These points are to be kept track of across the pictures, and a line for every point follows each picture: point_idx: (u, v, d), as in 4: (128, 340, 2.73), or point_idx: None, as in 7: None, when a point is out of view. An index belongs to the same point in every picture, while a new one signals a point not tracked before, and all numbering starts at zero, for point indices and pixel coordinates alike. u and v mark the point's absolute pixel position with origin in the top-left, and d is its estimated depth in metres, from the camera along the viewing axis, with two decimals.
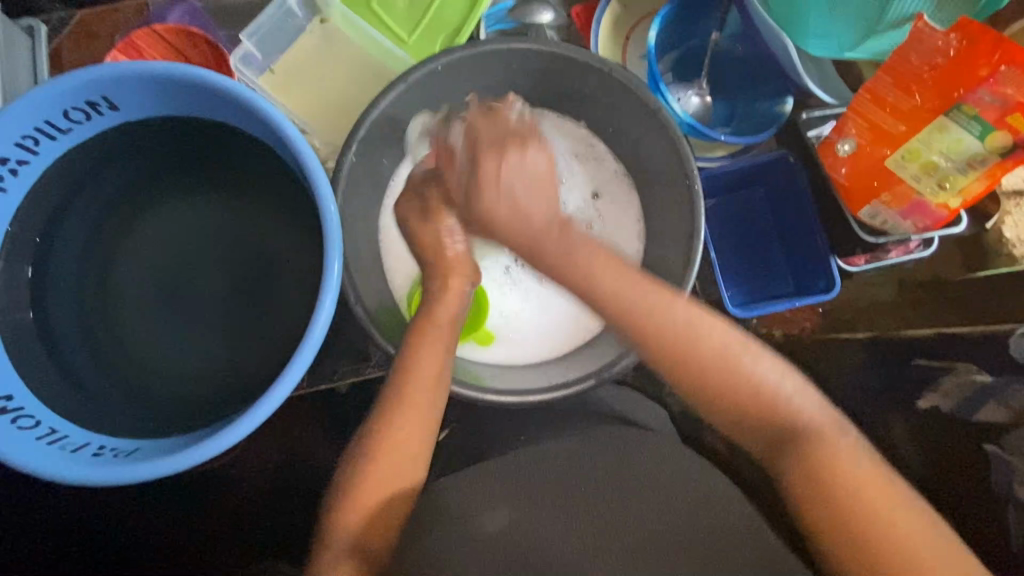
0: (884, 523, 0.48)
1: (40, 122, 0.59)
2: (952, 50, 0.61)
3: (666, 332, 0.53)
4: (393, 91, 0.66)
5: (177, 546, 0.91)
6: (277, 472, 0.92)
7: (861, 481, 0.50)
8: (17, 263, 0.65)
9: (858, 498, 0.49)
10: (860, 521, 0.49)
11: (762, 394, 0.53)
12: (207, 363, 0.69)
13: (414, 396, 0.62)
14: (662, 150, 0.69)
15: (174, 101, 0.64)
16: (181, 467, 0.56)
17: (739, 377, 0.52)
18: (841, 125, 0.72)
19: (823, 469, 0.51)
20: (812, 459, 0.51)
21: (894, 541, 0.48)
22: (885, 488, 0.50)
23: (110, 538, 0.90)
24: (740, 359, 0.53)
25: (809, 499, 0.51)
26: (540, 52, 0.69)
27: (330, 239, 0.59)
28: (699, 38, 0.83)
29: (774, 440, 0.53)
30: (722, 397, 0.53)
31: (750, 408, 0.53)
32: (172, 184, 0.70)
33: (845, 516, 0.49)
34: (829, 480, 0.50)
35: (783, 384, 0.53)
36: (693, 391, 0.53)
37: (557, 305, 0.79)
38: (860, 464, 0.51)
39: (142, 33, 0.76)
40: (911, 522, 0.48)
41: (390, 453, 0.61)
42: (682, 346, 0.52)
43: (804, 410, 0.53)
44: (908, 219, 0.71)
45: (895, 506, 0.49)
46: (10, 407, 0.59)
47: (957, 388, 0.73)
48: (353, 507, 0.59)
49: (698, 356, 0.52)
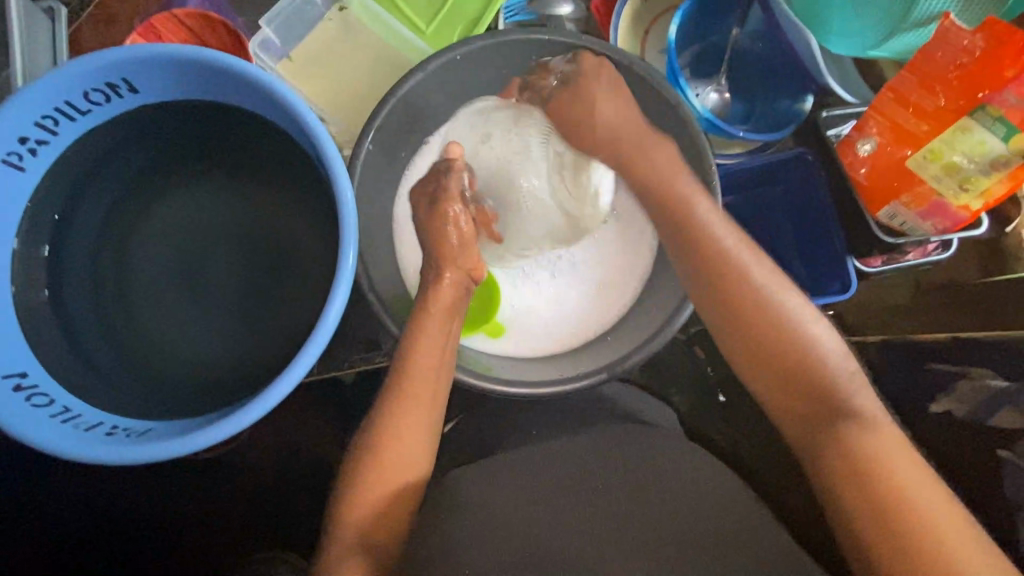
0: (894, 471, 0.53)
1: (61, 102, 0.60)
2: (977, 49, 0.60)
3: (721, 271, 0.64)
4: (412, 79, 0.66)
5: (181, 529, 0.92)
6: (284, 457, 0.93)
7: (876, 432, 0.56)
8: (34, 242, 0.65)
9: (867, 443, 0.55)
10: (875, 467, 0.54)
11: (815, 357, 0.60)
12: (220, 347, 0.69)
13: (417, 386, 0.63)
14: (681, 141, 0.69)
15: (193, 85, 0.64)
16: (191, 450, 0.57)
17: (782, 327, 0.61)
18: (862, 124, 0.71)
19: (855, 439, 0.56)
20: (846, 430, 0.56)
21: (905, 491, 0.52)
22: (910, 469, 0.53)
23: (116, 519, 0.91)
24: (786, 313, 0.62)
25: (837, 464, 0.55)
26: (558, 43, 0.68)
27: (347, 226, 0.59)
28: (720, 33, 0.82)
29: (807, 393, 0.60)
30: (763, 340, 0.62)
31: (801, 366, 0.60)
32: (191, 168, 0.71)
33: (855, 457, 0.55)
34: (863, 455, 0.55)
35: (822, 339, 0.61)
36: (734, 330, 0.63)
37: (568, 300, 0.78)
38: (880, 428, 0.56)
39: (162, 17, 0.76)
40: (920, 479, 0.53)
41: (391, 445, 0.61)
42: (735, 284, 0.63)
43: (836, 366, 0.60)
44: (928, 221, 0.71)
45: (907, 463, 0.54)
46: (25, 385, 0.60)
47: (972, 392, 0.73)
48: (360, 500, 0.59)
49: (748, 300, 0.63)
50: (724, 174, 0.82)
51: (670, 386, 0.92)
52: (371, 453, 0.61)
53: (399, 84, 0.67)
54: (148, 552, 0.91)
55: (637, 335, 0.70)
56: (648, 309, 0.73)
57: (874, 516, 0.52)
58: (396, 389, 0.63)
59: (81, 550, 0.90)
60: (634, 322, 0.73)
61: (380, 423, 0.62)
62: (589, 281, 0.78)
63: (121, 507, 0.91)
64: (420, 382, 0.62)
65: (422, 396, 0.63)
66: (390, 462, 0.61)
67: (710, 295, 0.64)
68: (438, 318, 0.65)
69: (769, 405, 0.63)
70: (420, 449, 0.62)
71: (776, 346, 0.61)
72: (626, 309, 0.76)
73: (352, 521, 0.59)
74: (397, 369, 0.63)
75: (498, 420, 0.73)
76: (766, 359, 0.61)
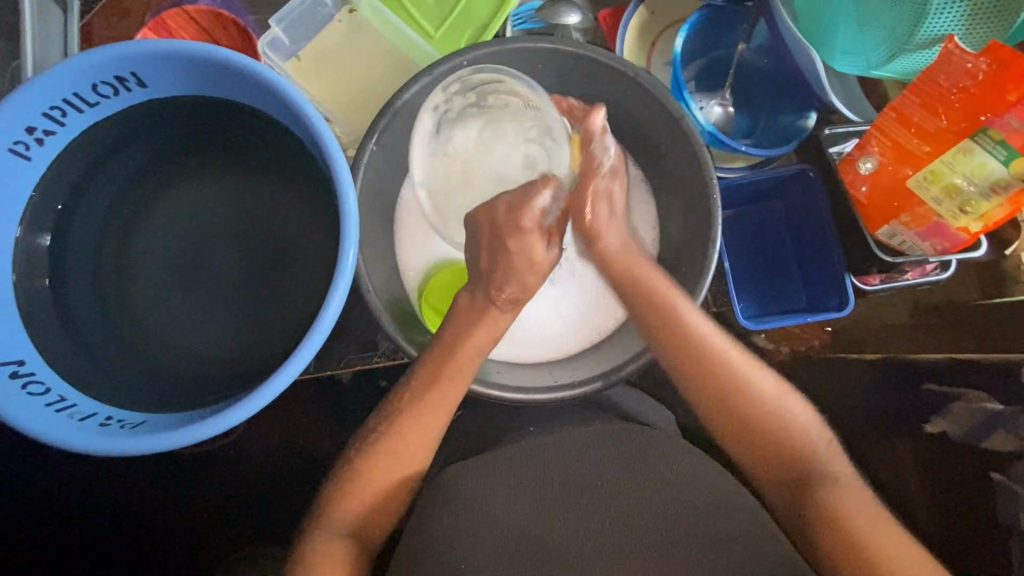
0: (876, 533, 0.52)
1: (70, 94, 0.60)
2: (981, 72, 0.60)
3: (705, 360, 0.64)
4: (412, 88, 0.67)
5: (170, 521, 0.92)
6: (277, 451, 0.93)
7: (852, 497, 0.55)
8: (38, 230, 0.65)
9: (847, 505, 0.55)
10: (853, 531, 0.53)
11: (789, 427, 0.61)
12: (217, 341, 0.69)
13: (444, 384, 0.63)
14: (682, 156, 0.69)
15: (201, 82, 0.65)
16: (183, 444, 0.57)
17: (758, 405, 0.62)
18: (864, 143, 0.71)
19: (833, 503, 0.55)
20: (826, 495, 0.56)
21: (888, 556, 0.50)
22: (889, 532, 0.52)
23: (104, 511, 0.91)
24: (761, 394, 0.63)
25: (820, 529, 0.55)
26: (562, 52, 0.69)
27: (348, 226, 0.59)
28: (726, 48, 0.83)
29: (787, 465, 0.60)
30: (743, 421, 0.62)
31: (777, 435, 0.61)
32: (196, 163, 0.71)
33: (839, 517, 0.54)
34: (843, 518, 0.54)
35: (799, 418, 0.62)
36: (717, 409, 0.63)
37: (565, 308, 0.77)
38: (856, 494, 0.56)
39: (174, 13, 0.77)
40: (900, 543, 0.52)
41: (408, 434, 0.62)
42: (716, 372, 0.63)
43: (810, 436, 0.61)
44: (926, 241, 0.70)
45: (886, 527, 0.53)
46: (21, 373, 0.60)
47: (966, 414, 0.73)
48: (346, 501, 0.59)
49: (729, 381, 0.63)
50: (726, 187, 0.82)
51: (669, 395, 0.91)
52: (366, 451, 0.61)
53: (401, 91, 0.67)
54: (137, 543, 0.91)
55: (632, 344, 0.70)
56: None
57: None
58: (423, 382, 0.63)
59: (69, 540, 0.89)
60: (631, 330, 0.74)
61: (395, 414, 0.63)
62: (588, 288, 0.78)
63: (111, 498, 0.91)
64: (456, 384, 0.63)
65: (449, 392, 0.63)
66: (380, 465, 0.60)
67: (678, 360, 0.65)
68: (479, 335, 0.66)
69: (756, 479, 0.62)
70: (428, 442, 0.62)
71: (759, 424, 0.62)
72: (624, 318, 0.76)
73: (352, 507, 0.59)
74: (430, 368, 0.64)
75: (492, 424, 0.73)
76: (745, 431, 0.62)
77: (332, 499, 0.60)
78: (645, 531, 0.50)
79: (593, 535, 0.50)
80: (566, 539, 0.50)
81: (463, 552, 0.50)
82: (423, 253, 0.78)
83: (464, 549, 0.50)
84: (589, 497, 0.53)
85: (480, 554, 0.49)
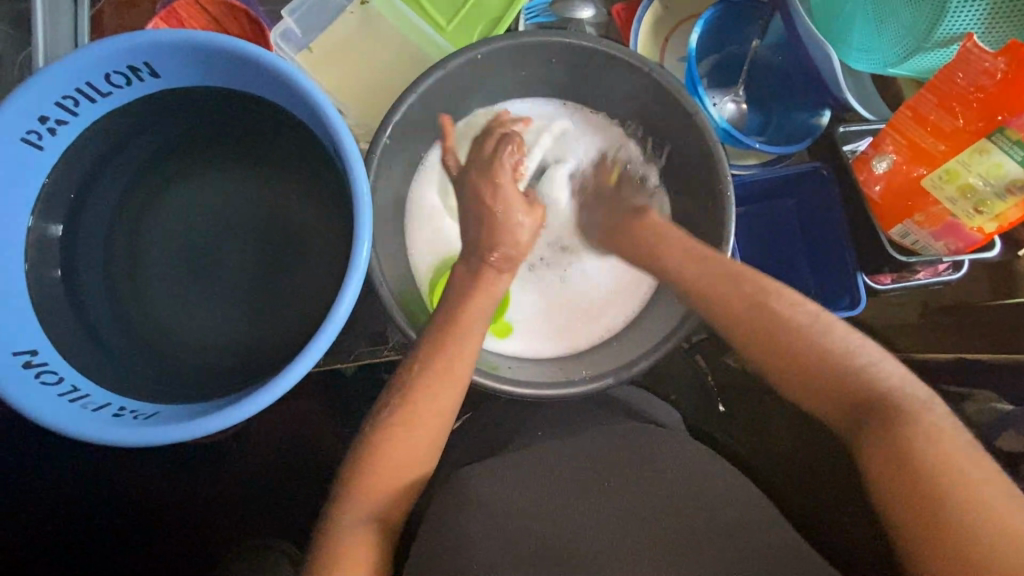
0: (944, 472, 0.48)
1: (82, 83, 0.60)
2: (999, 72, 0.60)
3: (738, 299, 0.62)
4: (462, 57, 0.66)
5: (176, 510, 0.92)
6: (284, 442, 0.93)
7: (914, 433, 0.51)
8: (50, 220, 0.65)
9: (914, 441, 0.50)
10: (919, 471, 0.49)
11: (840, 355, 0.57)
12: (230, 335, 0.69)
13: (451, 352, 0.62)
14: (695, 152, 0.69)
15: (211, 70, 0.64)
16: (196, 435, 0.57)
17: (812, 343, 0.58)
18: (879, 141, 0.71)
19: (899, 439, 0.51)
20: (892, 431, 0.52)
21: (959, 496, 0.47)
22: (959, 466, 0.48)
23: (109, 499, 0.90)
24: (803, 320, 0.60)
25: (882, 474, 0.51)
26: (578, 47, 0.69)
27: (362, 221, 0.59)
28: (741, 44, 0.83)
29: (844, 395, 0.56)
30: (796, 361, 0.58)
31: (825, 364, 0.57)
32: (209, 153, 0.71)
33: (905, 456, 0.50)
34: (910, 457, 0.50)
35: (847, 343, 0.58)
36: (759, 349, 0.61)
37: (578, 305, 0.79)
38: (928, 427, 0.51)
39: (185, 3, 0.76)
40: (970, 477, 0.48)
41: (424, 410, 0.60)
42: (760, 308, 0.61)
43: (863, 360, 0.57)
44: (939, 241, 0.71)
45: (959, 464, 0.48)
46: (35, 363, 0.60)
47: (977, 412, 0.74)
48: (361, 492, 0.58)
49: (773, 319, 0.60)
50: (739, 184, 0.81)
51: (672, 391, 0.91)
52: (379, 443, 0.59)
53: (450, 57, 0.67)
54: (142, 533, 0.91)
55: (648, 339, 0.70)
56: (659, 313, 0.73)
57: (921, 529, 0.47)
58: (434, 360, 0.61)
59: (73, 528, 0.89)
60: (645, 326, 0.73)
61: (411, 390, 0.61)
62: (603, 283, 0.79)
63: (115, 486, 0.90)
64: (461, 349, 0.62)
65: (456, 359, 0.62)
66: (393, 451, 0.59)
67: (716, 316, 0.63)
68: (480, 294, 0.66)
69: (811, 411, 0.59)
70: (438, 425, 0.61)
71: (817, 362, 0.57)
72: (637, 313, 0.77)
73: (365, 497, 0.57)
74: (427, 343, 0.62)
75: (502, 421, 0.71)
76: (788, 364, 0.59)
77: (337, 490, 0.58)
78: (658, 530, 0.50)
79: (606, 536, 0.50)
80: (579, 535, 0.50)
81: (475, 554, 0.49)
82: (434, 245, 0.79)
83: (475, 547, 0.50)
84: (599, 494, 0.53)
85: (490, 551, 0.49)
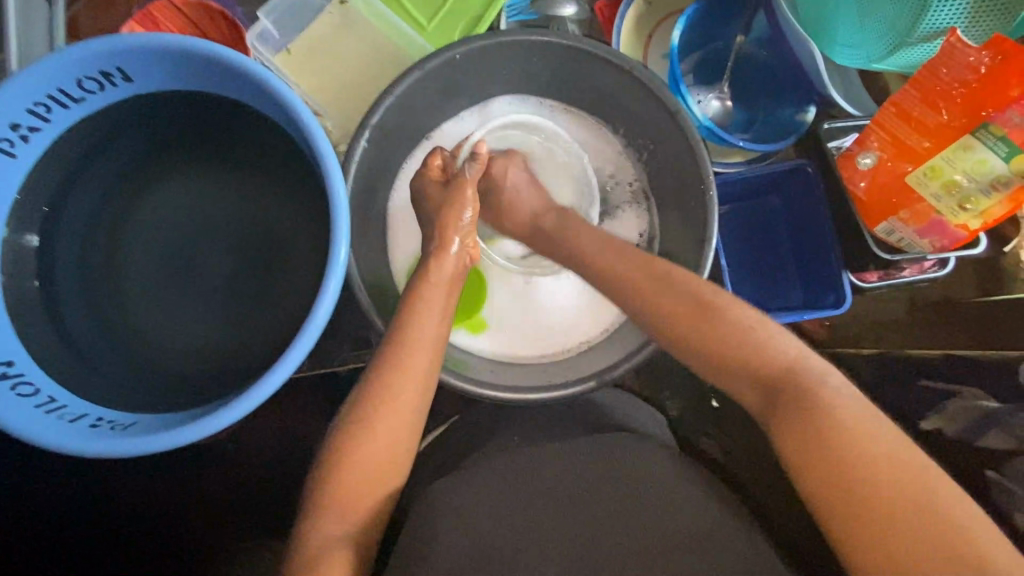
0: (898, 485, 0.42)
1: (54, 89, 0.59)
2: (983, 66, 0.58)
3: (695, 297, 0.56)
4: (439, 58, 0.65)
5: (149, 524, 0.86)
6: (265, 448, 0.89)
7: (867, 438, 0.45)
8: (24, 230, 0.64)
9: (866, 451, 0.44)
10: (875, 491, 0.43)
11: (776, 362, 0.51)
12: (212, 343, 0.69)
13: (411, 359, 0.59)
14: (677, 149, 0.68)
15: (183, 74, 0.63)
16: (174, 445, 0.56)
17: (750, 337, 0.53)
18: (863, 139, 0.70)
19: (848, 453, 0.45)
20: (840, 438, 0.45)
21: (918, 515, 0.41)
22: (912, 475, 0.43)
23: (76, 516, 0.85)
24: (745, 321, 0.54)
25: (833, 494, 0.44)
26: (558, 46, 0.68)
27: (338, 226, 0.58)
28: (724, 40, 0.82)
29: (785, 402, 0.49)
30: (742, 364, 0.52)
31: (763, 372, 0.51)
32: (189, 160, 0.70)
33: (859, 472, 0.44)
34: (862, 469, 0.44)
35: (784, 348, 0.52)
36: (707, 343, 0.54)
37: (553, 314, 0.79)
38: (869, 431, 0.45)
39: (160, 5, 0.75)
40: (925, 491, 0.42)
41: (385, 412, 0.57)
42: (707, 305, 0.55)
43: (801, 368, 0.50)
44: (925, 238, 0.70)
45: (908, 475, 0.43)
46: (11, 373, 0.59)
47: (961, 411, 0.71)
48: (328, 507, 0.54)
49: (719, 317, 0.54)
50: (724, 183, 0.81)
51: (662, 391, 0.90)
52: (342, 452, 0.56)
53: (430, 56, 0.66)
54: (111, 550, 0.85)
55: (629, 343, 0.69)
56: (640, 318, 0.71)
57: (867, 551, 0.42)
58: (406, 354, 0.59)
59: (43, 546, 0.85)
60: (629, 326, 0.73)
61: (373, 389, 0.58)
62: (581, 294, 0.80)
63: (84, 500, 0.85)
64: (418, 337, 0.60)
65: (419, 352, 0.60)
66: (356, 461, 0.55)
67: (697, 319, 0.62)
68: (441, 285, 0.65)
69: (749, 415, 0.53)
70: (397, 432, 0.57)
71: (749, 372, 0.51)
72: (612, 328, 0.77)
73: (338, 507, 0.54)
74: (389, 336, 0.61)
75: (487, 425, 0.71)
76: (736, 367, 0.53)
77: (310, 498, 0.56)
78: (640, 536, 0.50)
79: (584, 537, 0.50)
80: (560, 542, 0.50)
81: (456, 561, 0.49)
82: (410, 242, 0.78)
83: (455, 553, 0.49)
84: (580, 500, 0.53)
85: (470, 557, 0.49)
